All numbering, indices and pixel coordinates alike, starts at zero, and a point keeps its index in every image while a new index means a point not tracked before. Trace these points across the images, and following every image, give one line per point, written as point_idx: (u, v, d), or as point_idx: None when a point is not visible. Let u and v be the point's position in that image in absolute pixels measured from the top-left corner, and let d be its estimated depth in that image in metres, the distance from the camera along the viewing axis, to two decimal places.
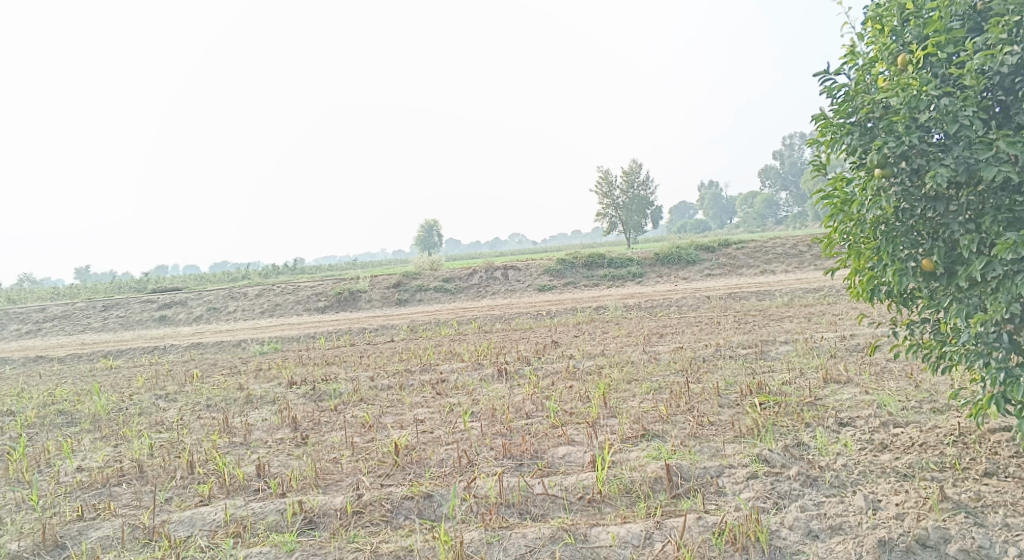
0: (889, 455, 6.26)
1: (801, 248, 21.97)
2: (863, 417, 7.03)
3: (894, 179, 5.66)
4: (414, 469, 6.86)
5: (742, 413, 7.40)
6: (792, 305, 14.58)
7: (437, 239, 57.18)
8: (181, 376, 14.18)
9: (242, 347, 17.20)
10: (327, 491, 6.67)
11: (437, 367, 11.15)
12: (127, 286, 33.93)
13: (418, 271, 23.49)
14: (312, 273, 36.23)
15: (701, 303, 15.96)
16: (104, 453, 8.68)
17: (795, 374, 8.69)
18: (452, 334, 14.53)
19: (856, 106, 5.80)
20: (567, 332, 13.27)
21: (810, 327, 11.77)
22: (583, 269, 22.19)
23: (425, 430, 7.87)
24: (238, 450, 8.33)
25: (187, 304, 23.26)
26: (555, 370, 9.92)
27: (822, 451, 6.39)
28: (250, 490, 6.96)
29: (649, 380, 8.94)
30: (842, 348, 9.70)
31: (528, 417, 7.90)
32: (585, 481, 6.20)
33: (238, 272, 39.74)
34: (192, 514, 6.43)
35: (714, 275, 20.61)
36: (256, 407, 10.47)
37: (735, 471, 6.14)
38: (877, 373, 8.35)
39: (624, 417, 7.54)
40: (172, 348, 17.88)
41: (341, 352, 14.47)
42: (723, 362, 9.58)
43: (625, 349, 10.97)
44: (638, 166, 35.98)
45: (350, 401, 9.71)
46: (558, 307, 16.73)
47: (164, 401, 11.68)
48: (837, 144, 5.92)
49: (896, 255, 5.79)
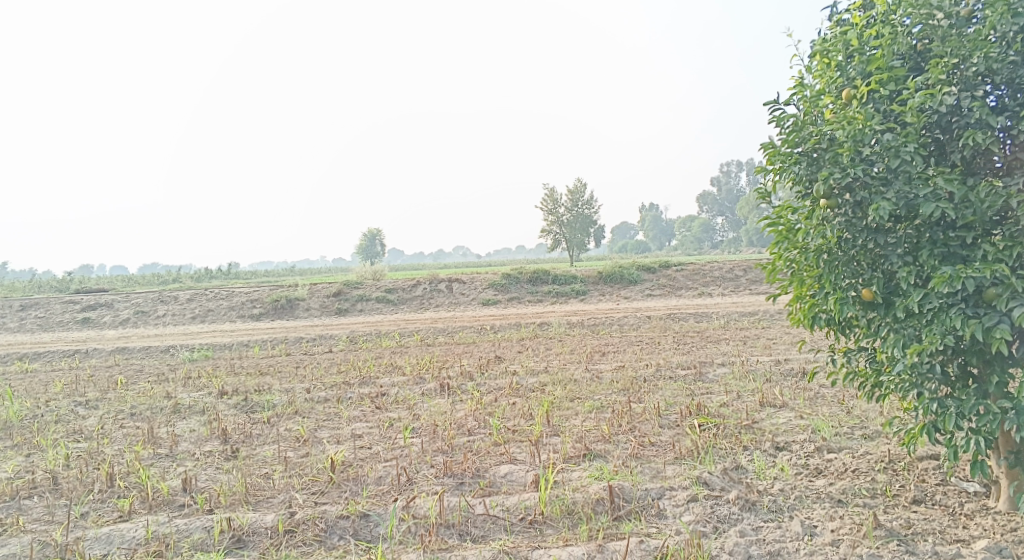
0: (823, 480, 6.37)
1: (738, 272, 22.48)
2: (799, 442, 7.16)
3: (838, 211, 5.84)
4: (351, 486, 6.66)
5: (682, 435, 7.46)
6: (730, 328, 14.85)
7: (377, 249, 56.60)
8: (104, 383, 13.56)
9: (171, 354, 16.60)
10: (257, 508, 6.42)
11: (377, 380, 10.93)
12: (51, 285, 32.51)
13: (359, 280, 23.12)
14: (247, 278, 35.35)
15: (641, 323, 16.13)
16: (15, 463, 8.20)
17: (733, 397, 8.81)
18: (394, 346, 14.33)
19: (803, 137, 5.94)
20: (509, 348, 13.19)
21: (747, 350, 11.98)
22: (526, 284, 22.20)
23: (363, 445, 7.68)
24: (163, 463, 7.97)
25: (114, 307, 22.36)
26: (498, 386, 9.84)
27: (759, 475, 6.47)
28: (175, 505, 6.65)
29: (591, 398, 8.93)
30: (778, 373, 9.89)
31: (470, 434, 7.78)
32: (527, 501, 6.12)
33: (172, 274, 38.55)
34: (111, 530, 6.10)
35: (654, 296, 20.89)
36: (184, 418, 10.06)
37: (676, 494, 6.15)
38: (811, 399, 8.52)
39: (566, 435, 7.50)
40: (95, 353, 17.12)
41: (277, 362, 14.08)
42: (663, 383, 9.65)
43: (568, 367, 10.98)
44: (582, 185, 36.38)
45: (285, 413, 9.43)
46: (501, 322, 16.68)
47: (85, 409, 11.14)
48: (785, 172, 6.06)
49: (837, 284, 5.94)
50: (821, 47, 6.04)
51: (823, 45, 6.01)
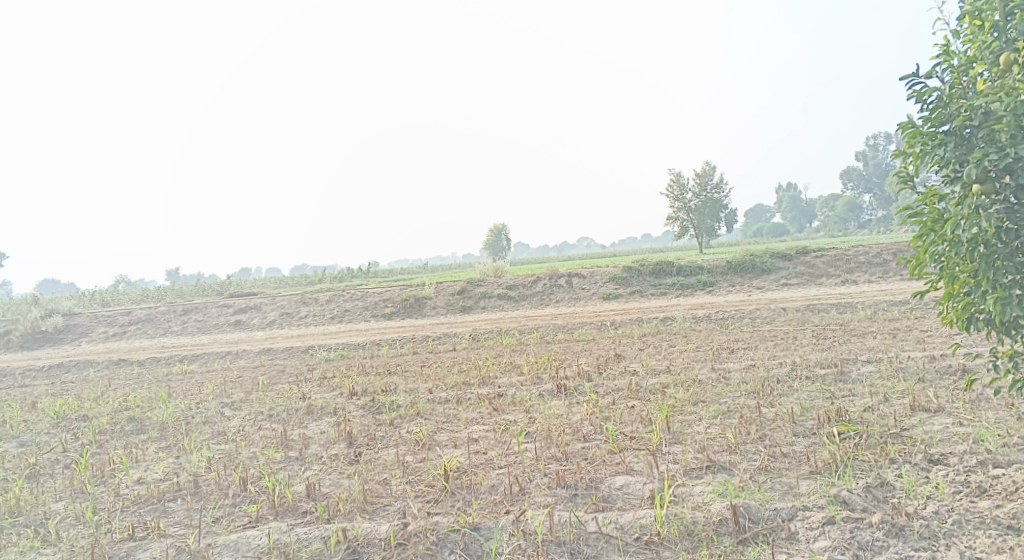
0: (988, 502, 5.67)
1: (886, 257, 20.84)
2: (957, 454, 6.40)
3: (996, 196, 5.19)
4: (464, 495, 6.57)
5: (819, 445, 6.84)
6: (877, 319, 13.69)
7: (505, 243, 57.18)
8: (248, 384, 14.31)
9: (309, 354, 17.35)
10: (373, 517, 6.45)
11: (496, 380, 10.84)
12: (209, 289, 35.01)
13: (484, 277, 23.30)
14: (382, 277, 36.65)
15: (776, 316, 15.22)
16: (164, 465, 8.71)
17: (878, 400, 8.02)
18: (515, 344, 14.26)
19: (950, 113, 5.28)
20: (631, 345, 12.75)
21: (895, 345, 10.95)
22: (651, 276, 21.57)
23: (478, 450, 7.58)
24: (292, 466, 8.21)
25: (261, 309, 23.69)
26: (617, 387, 9.49)
27: (908, 494, 5.85)
28: (299, 512, 6.79)
29: (717, 402, 8.41)
30: (931, 372, 8.94)
31: (585, 440, 7.50)
32: (643, 519, 5.81)
33: (315, 275, 40.54)
34: (238, 537, 6.31)
35: (790, 286, 19.72)
36: (315, 419, 10.37)
37: (810, 514, 5.67)
38: (972, 404, 7.62)
39: (688, 445, 7.07)
40: (243, 354, 18.18)
41: (404, 361, 14.37)
42: (798, 384, 8.94)
43: (693, 366, 10.45)
44: (711, 169, 35.09)
45: (407, 415, 9.50)
46: (625, 317, 16.22)
47: (229, 410, 11.76)
48: (927, 156, 5.39)
49: (997, 281, 5.25)
50: (972, 8, 5.29)
51: (975, 4, 5.28)
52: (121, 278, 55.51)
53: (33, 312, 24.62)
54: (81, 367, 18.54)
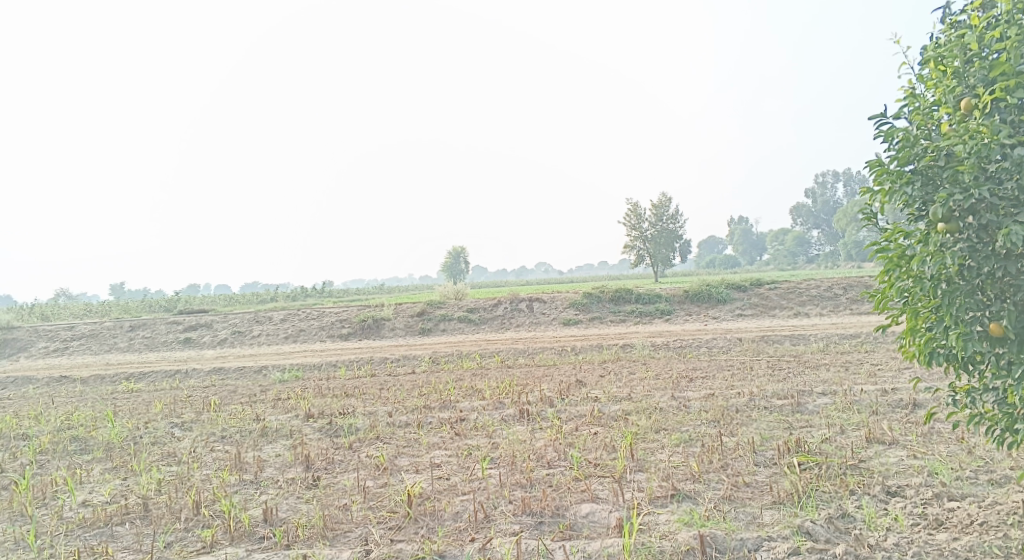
0: (945, 534, 5.81)
1: (836, 291, 21.36)
2: (914, 486, 6.55)
3: (959, 235, 5.39)
4: (427, 522, 6.47)
5: (780, 475, 6.94)
6: (829, 352, 14.01)
7: (462, 267, 57.05)
8: (198, 403, 13.92)
9: (263, 374, 16.98)
10: (334, 543, 6.30)
11: (457, 405, 10.75)
12: (157, 304, 34.09)
13: (443, 300, 23.17)
14: (337, 297, 36.20)
15: (732, 346, 15.45)
16: (111, 487, 8.38)
17: (836, 431, 8.17)
18: (475, 368, 14.18)
19: (917, 153, 5.54)
20: (591, 371, 12.79)
21: (848, 377, 11.20)
22: (610, 304, 21.73)
23: (441, 476, 7.48)
24: (248, 490, 7.98)
25: (212, 327, 23.16)
26: (579, 414, 9.49)
27: (869, 525, 5.96)
28: (256, 537, 6.60)
29: (678, 430, 8.47)
30: (885, 404, 9.15)
31: (549, 467, 7.47)
32: (610, 548, 5.79)
33: (268, 293, 39.84)
34: None
35: (745, 316, 20.06)
36: (271, 441, 10.12)
37: (775, 544, 5.73)
38: (925, 436, 7.83)
39: (652, 473, 7.09)
40: (193, 373, 17.71)
41: (361, 383, 14.15)
42: (757, 413, 9.06)
43: (653, 394, 10.51)
44: (667, 200, 35.67)
45: (366, 439, 9.34)
46: (584, 344, 16.27)
47: (179, 430, 11.41)
48: (895, 194, 5.64)
49: (959, 317, 5.45)
50: (934, 53, 5.54)
51: (937, 50, 5.53)
52: (62, 292, 53.73)
53: None
54: (20, 382, 17.83)
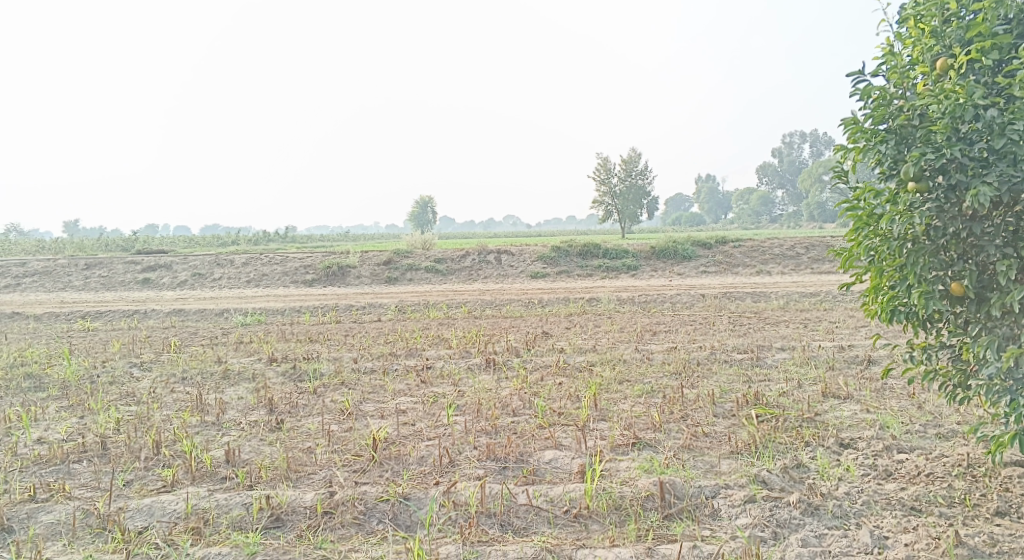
0: (894, 484, 6.04)
1: (799, 250, 21.68)
2: (866, 439, 6.76)
3: (928, 195, 5.52)
4: (392, 465, 6.50)
5: (738, 426, 7.10)
6: (790, 309, 14.25)
7: (428, 216, 56.65)
8: (158, 345, 13.72)
9: (225, 317, 16.77)
10: (297, 485, 6.31)
11: (423, 352, 10.75)
12: (115, 244, 33.36)
13: (410, 249, 23.03)
14: (303, 242, 35.78)
15: (695, 302, 15.65)
16: (68, 425, 8.25)
17: (793, 386, 8.36)
18: (441, 317, 14.16)
19: (892, 112, 5.60)
20: (557, 323, 12.86)
21: (807, 334, 11.44)
22: (577, 257, 21.78)
23: (406, 421, 7.50)
24: (209, 431, 7.93)
25: (172, 268, 22.73)
26: (545, 364, 9.56)
27: (822, 475, 6.16)
28: (218, 478, 6.57)
29: (641, 382, 8.59)
30: (841, 361, 9.38)
31: (514, 414, 7.53)
32: (572, 493, 5.91)
33: (231, 236, 39.20)
34: (152, 502, 6.05)
35: (709, 273, 20.31)
36: (233, 384, 10.03)
37: (731, 492, 5.90)
38: (878, 392, 8.05)
39: (614, 422, 7.20)
40: (153, 314, 17.42)
41: (326, 329, 14.06)
42: (718, 367, 9.23)
43: (618, 346, 10.62)
44: (637, 155, 35.61)
45: (331, 384, 9.31)
46: (551, 296, 16.32)
47: (139, 371, 11.24)
48: (868, 152, 5.73)
49: (923, 277, 5.63)
50: (914, 12, 5.57)
51: (916, 9, 5.57)
52: (15, 228, 52.30)
53: None
54: None
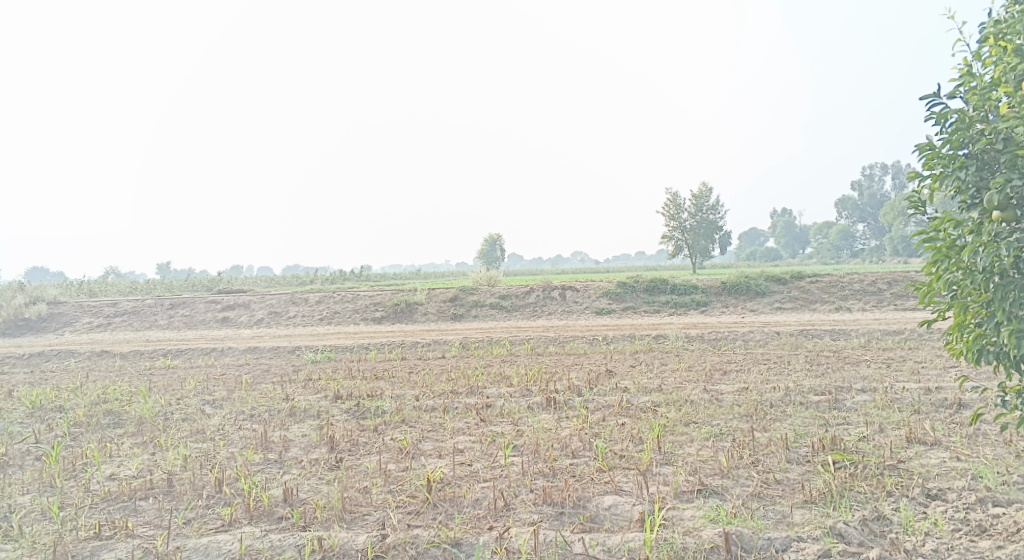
0: (988, 542, 5.53)
1: (880, 285, 20.73)
2: (955, 490, 6.25)
3: (1016, 224, 5.15)
4: (447, 508, 6.35)
5: (813, 473, 6.67)
6: (871, 348, 13.55)
7: (498, 254, 57.04)
8: (230, 381, 14.03)
9: (296, 354, 17.08)
10: (351, 526, 6.22)
11: (485, 391, 10.63)
12: (198, 284, 34.67)
13: (476, 286, 23.08)
14: (375, 281, 36.49)
15: (769, 339, 15.08)
16: (139, 461, 8.41)
17: (874, 430, 7.85)
18: (505, 355, 14.04)
19: (972, 136, 5.28)
20: (623, 361, 12.55)
21: (889, 374, 10.79)
22: (644, 294, 21.39)
23: (464, 462, 7.35)
24: (271, 469, 7.94)
25: (249, 307, 23.38)
26: (607, 404, 9.29)
27: (906, 529, 5.70)
28: (275, 517, 6.55)
29: (709, 424, 8.23)
30: (927, 403, 8.78)
31: (574, 457, 7.29)
32: (631, 542, 5.63)
33: (307, 276, 40.25)
34: (209, 541, 6.07)
35: (784, 310, 19.61)
36: (298, 421, 10.10)
37: (804, 546, 5.52)
38: (969, 438, 7.47)
39: (679, 467, 6.87)
40: (228, 351, 17.89)
41: (391, 366, 14.12)
42: (791, 409, 8.76)
43: (684, 386, 10.25)
44: (708, 190, 35.03)
45: (392, 422, 9.26)
46: (617, 334, 16.02)
47: (210, 408, 11.48)
48: (946, 179, 5.41)
49: (1013, 314, 5.21)
50: (995, 30, 5.27)
51: (997, 26, 5.28)
52: (111, 269, 55.17)
53: (18, 298, 24.29)
54: (63, 355, 18.22)
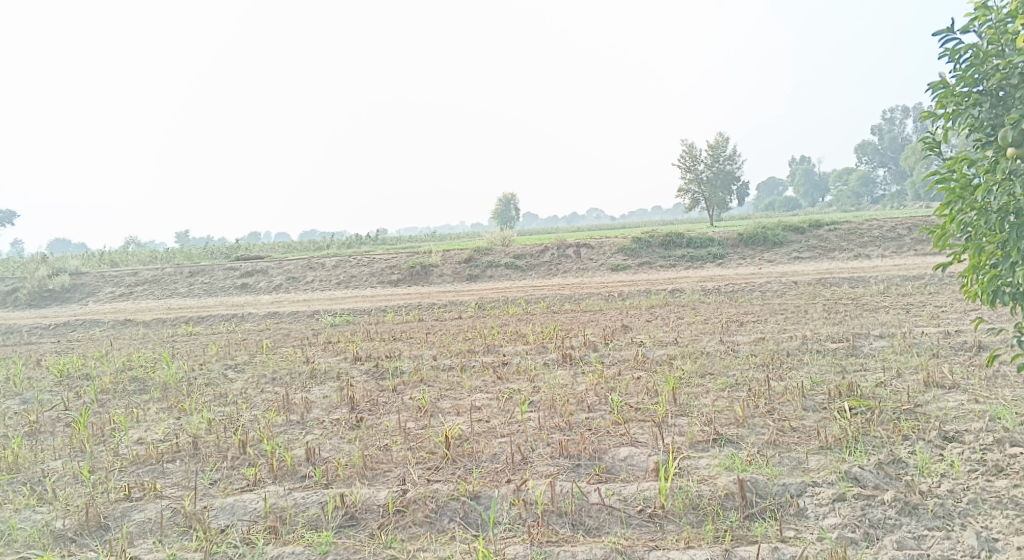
0: (1004, 481, 5.55)
1: (900, 231, 20.48)
2: (972, 432, 6.25)
3: None
4: (465, 463, 6.45)
5: (829, 420, 6.68)
6: (890, 294, 13.43)
7: (514, 214, 56.85)
8: (251, 346, 14.22)
9: (315, 318, 17.23)
10: (372, 483, 6.34)
11: (502, 349, 10.70)
12: (218, 252, 34.92)
13: (491, 246, 23.07)
14: (392, 244, 36.58)
15: (786, 289, 15.00)
16: (164, 426, 8.58)
17: (890, 376, 7.83)
18: (522, 313, 14.09)
19: (987, 72, 5.17)
20: (639, 316, 12.55)
21: (908, 320, 10.73)
22: (660, 248, 21.28)
23: (482, 418, 7.44)
24: (293, 430, 8.08)
25: (268, 273, 23.55)
26: (624, 358, 9.33)
27: (922, 471, 5.73)
28: (298, 476, 6.69)
29: (725, 374, 8.25)
30: (946, 347, 8.73)
31: (590, 410, 7.35)
32: (647, 491, 5.71)
33: (324, 241, 40.37)
34: (235, 501, 6.22)
35: (802, 259, 19.45)
36: (318, 383, 10.24)
37: (819, 490, 5.57)
38: (987, 380, 7.44)
39: (695, 417, 6.91)
40: (248, 317, 18.09)
41: (409, 327, 14.22)
42: (808, 357, 8.75)
43: (701, 338, 10.26)
44: (724, 140, 34.55)
45: (410, 382, 9.36)
46: (633, 289, 15.99)
47: (232, 372, 11.66)
48: (960, 118, 5.31)
49: None
50: None
51: None
52: (130, 240, 55.67)
53: (41, 271, 24.64)
54: (87, 325, 18.51)
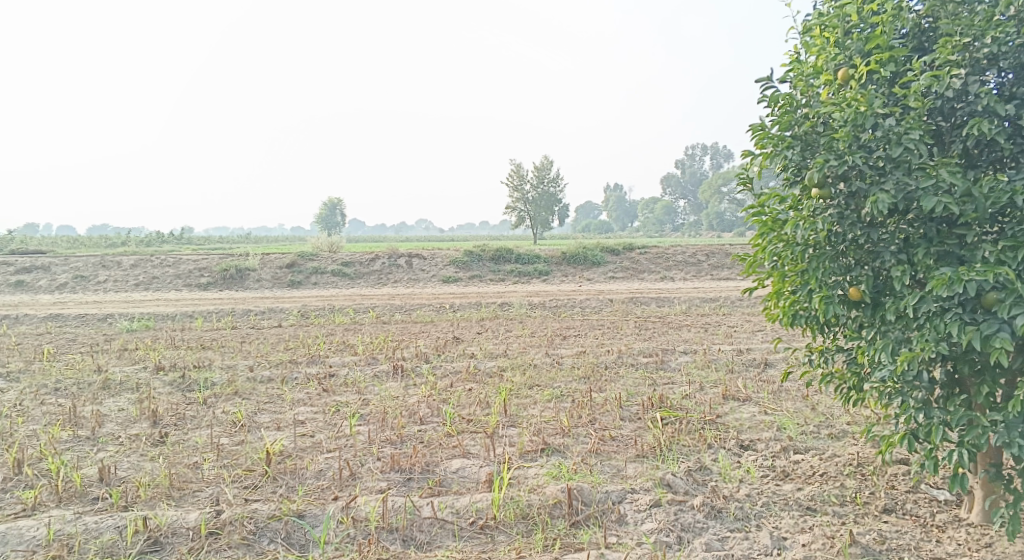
0: (791, 485, 6.05)
1: (700, 256, 22.19)
2: (764, 440, 6.79)
3: (831, 202, 5.59)
4: (287, 481, 6.03)
5: (644, 429, 6.98)
6: (693, 314, 14.45)
7: (338, 220, 55.36)
8: (30, 352, 12.56)
9: (108, 323, 15.59)
10: (180, 504, 5.75)
11: (326, 359, 10.23)
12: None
13: (317, 251, 22.18)
14: (202, 245, 34.11)
15: (603, 306, 15.67)
16: None
17: (695, 388, 8.35)
18: (348, 323, 13.60)
19: (797, 119, 5.65)
20: (468, 328, 12.53)
21: (710, 338, 11.57)
22: (490, 263, 21.51)
23: (305, 433, 7.00)
24: (81, 447, 7.17)
25: (52, 270, 21.04)
26: (454, 370, 9.23)
27: (724, 477, 6.12)
28: (89, 498, 5.90)
29: (550, 386, 8.39)
30: (741, 363, 9.48)
31: (422, 423, 7.17)
32: (479, 503, 5.63)
33: (119, 238, 36.81)
34: (7, 528, 5.37)
35: (616, 279, 20.49)
36: (113, 395, 9.21)
37: (638, 497, 5.78)
38: (776, 393, 8.14)
39: (524, 428, 6.95)
40: (26, 319, 16.01)
41: (221, 335, 13.25)
42: (625, 371, 9.15)
43: (527, 351, 10.41)
44: (548, 163, 35.82)
45: (223, 394, 8.67)
46: (462, 301, 15.98)
47: (4, 382, 10.19)
48: (775, 158, 5.77)
49: (823, 281, 5.68)
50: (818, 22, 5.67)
51: (821, 19, 5.69)
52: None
53: None
54: None
